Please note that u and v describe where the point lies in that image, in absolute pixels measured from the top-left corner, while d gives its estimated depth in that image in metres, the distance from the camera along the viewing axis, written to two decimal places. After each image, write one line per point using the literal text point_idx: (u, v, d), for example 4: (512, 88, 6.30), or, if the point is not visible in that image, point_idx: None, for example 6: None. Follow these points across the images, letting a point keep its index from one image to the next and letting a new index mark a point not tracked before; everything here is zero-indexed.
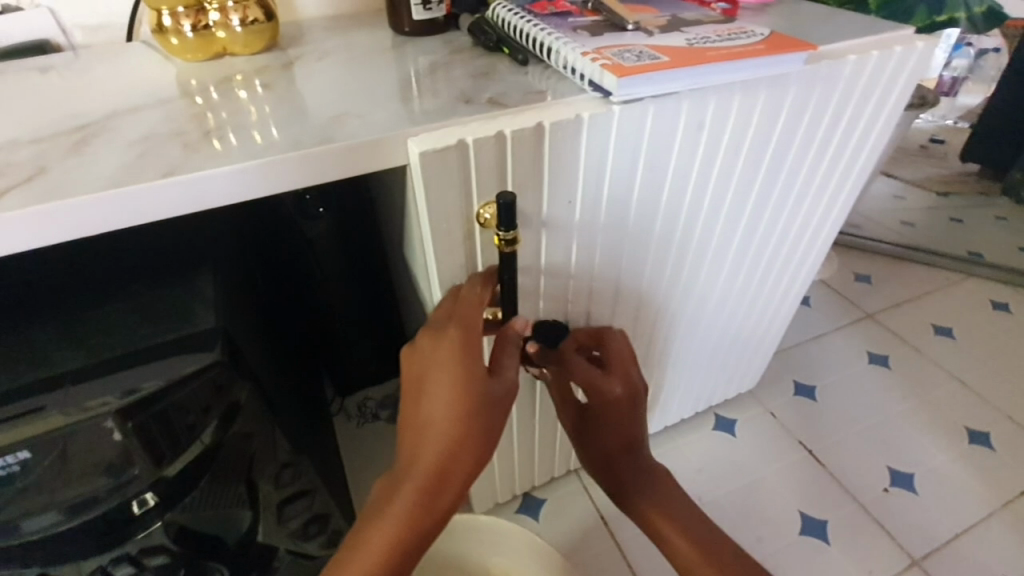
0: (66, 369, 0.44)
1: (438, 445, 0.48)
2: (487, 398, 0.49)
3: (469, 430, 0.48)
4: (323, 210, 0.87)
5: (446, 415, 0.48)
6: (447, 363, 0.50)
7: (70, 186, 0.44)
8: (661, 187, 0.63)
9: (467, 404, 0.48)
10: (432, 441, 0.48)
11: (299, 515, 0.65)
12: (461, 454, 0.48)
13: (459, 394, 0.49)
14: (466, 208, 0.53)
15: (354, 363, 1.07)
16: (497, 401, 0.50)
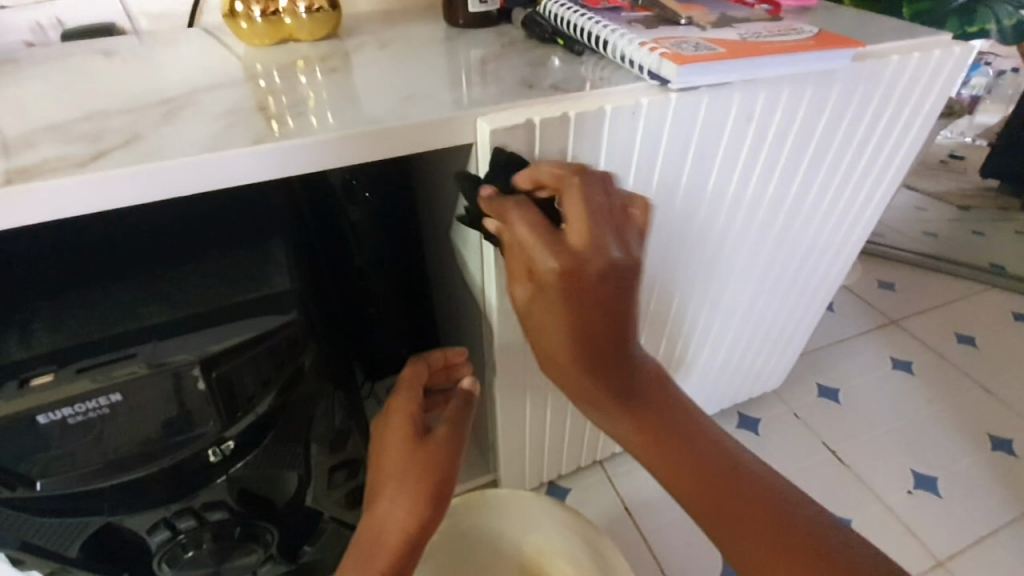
0: (151, 322, 0.46)
1: (378, 503, 0.51)
2: (421, 453, 0.53)
3: (405, 483, 0.51)
4: (368, 195, 0.90)
5: (383, 472, 0.52)
6: (392, 425, 0.56)
7: (168, 148, 0.48)
8: (708, 175, 0.65)
9: (403, 459, 0.52)
10: (386, 492, 0.51)
11: (347, 483, 0.65)
12: (400, 503, 0.50)
13: (406, 446, 0.53)
14: None
15: (387, 347, 1.10)
16: (435, 452, 0.53)
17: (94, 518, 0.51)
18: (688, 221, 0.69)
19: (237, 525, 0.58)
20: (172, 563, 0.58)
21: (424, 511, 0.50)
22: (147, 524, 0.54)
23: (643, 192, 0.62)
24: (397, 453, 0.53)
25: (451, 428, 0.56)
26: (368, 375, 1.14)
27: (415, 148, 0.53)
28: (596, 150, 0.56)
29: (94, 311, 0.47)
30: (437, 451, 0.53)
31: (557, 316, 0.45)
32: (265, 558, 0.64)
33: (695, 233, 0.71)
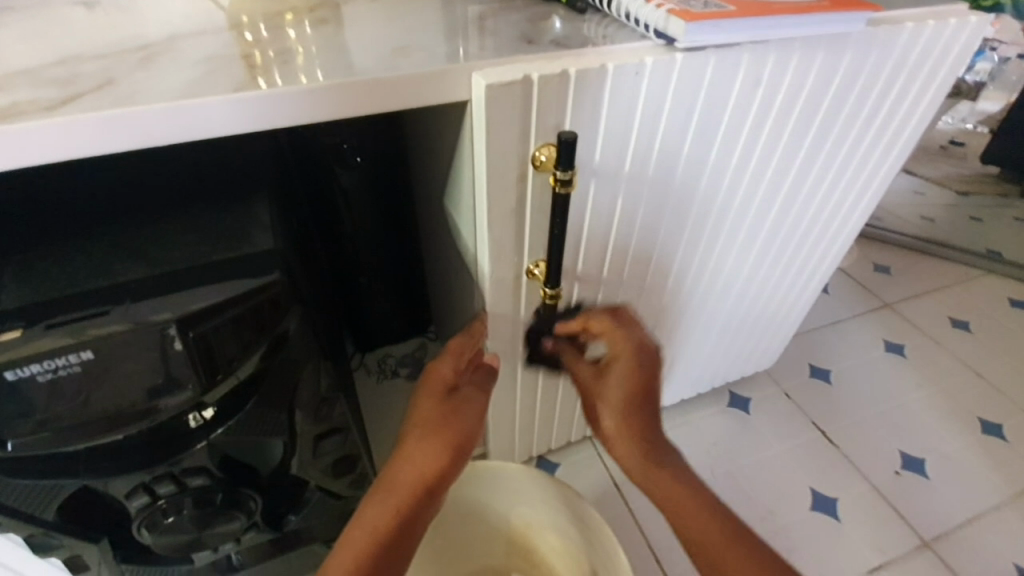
0: (124, 279, 0.44)
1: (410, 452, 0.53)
2: (457, 418, 0.56)
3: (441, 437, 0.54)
4: (360, 159, 0.87)
5: (422, 422, 0.55)
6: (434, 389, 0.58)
7: (144, 94, 0.45)
8: (712, 143, 0.63)
9: (443, 416, 0.56)
10: (410, 440, 0.53)
11: (333, 453, 0.63)
12: (429, 452, 0.52)
13: (437, 402, 0.57)
14: (523, 148, 0.53)
15: (378, 318, 1.09)
16: (467, 416, 0.57)
17: (68, 481, 0.49)
18: (689, 192, 0.67)
19: (219, 491, 0.57)
20: (152, 528, 0.57)
21: (447, 459, 0.53)
22: (125, 489, 0.52)
23: (643, 159, 0.60)
24: (435, 409, 0.56)
25: (475, 392, 0.61)
26: (358, 346, 1.13)
27: (406, 104, 0.50)
28: (595, 113, 0.53)
29: (68, 266, 0.45)
30: (464, 410, 0.58)
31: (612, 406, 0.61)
32: (249, 525, 0.63)
33: (696, 205, 0.69)
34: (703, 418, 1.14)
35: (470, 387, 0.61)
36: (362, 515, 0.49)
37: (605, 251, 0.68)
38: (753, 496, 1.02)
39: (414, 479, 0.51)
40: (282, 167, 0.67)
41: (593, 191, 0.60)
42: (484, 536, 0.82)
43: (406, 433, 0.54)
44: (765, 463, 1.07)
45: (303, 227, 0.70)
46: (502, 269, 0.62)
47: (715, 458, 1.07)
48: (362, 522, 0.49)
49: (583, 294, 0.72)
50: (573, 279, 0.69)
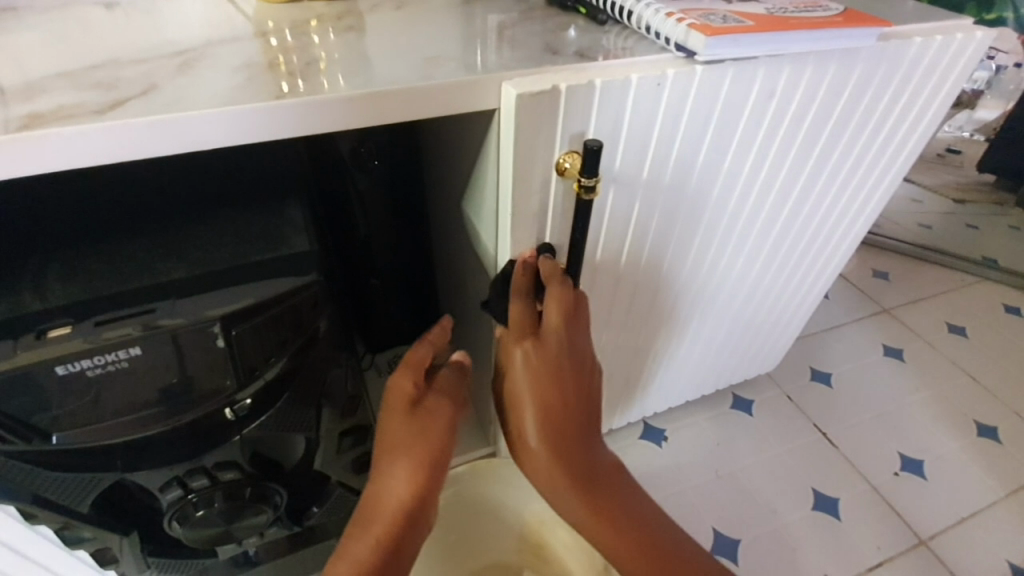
0: (171, 279, 0.46)
1: (393, 481, 0.51)
2: (425, 433, 0.53)
3: (418, 463, 0.52)
4: (377, 162, 0.88)
5: (398, 444, 0.52)
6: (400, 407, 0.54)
7: (189, 100, 0.46)
8: (726, 153, 0.65)
9: (416, 438, 0.53)
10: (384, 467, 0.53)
11: (355, 449, 0.65)
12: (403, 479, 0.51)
13: (402, 419, 0.54)
14: (548, 155, 0.55)
15: (389, 318, 1.10)
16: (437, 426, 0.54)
17: (106, 473, 0.51)
18: (702, 199, 0.69)
19: (248, 485, 0.58)
20: (182, 521, 0.58)
21: (423, 482, 0.52)
22: (159, 483, 0.54)
23: (660, 167, 0.62)
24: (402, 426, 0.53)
25: (444, 395, 0.56)
26: (369, 347, 1.14)
27: (436, 111, 0.52)
28: (617, 122, 0.55)
29: (114, 264, 0.47)
30: (430, 420, 0.54)
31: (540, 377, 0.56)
32: (273, 520, 0.64)
33: (708, 211, 0.72)
34: (706, 419, 1.16)
35: (436, 395, 0.56)
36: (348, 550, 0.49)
37: (620, 255, 0.70)
38: (756, 494, 1.04)
39: (390, 508, 0.51)
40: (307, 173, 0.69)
41: (612, 196, 0.62)
42: (494, 532, 0.84)
43: (379, 463, 0.53)
44: (767, 463, 1.09)
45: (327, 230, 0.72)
46: None
47: (719, 458, 1.09)
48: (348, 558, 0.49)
49: (597, 297, 0.74)
50: (588, 283, 0.71)
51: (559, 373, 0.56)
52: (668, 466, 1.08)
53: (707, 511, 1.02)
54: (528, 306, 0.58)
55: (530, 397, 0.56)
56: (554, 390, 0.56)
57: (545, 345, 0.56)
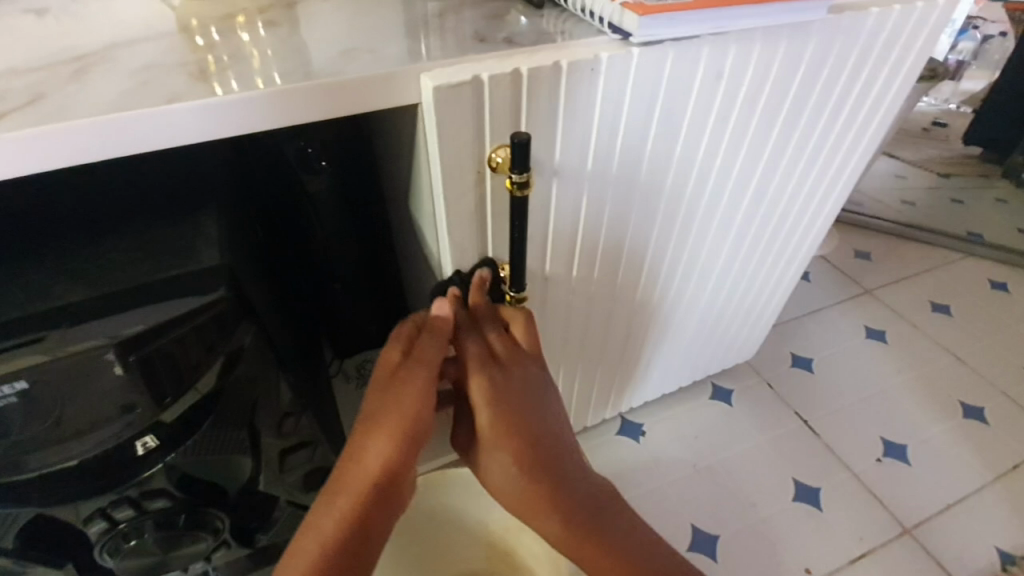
0: (64, 304, 0.42)
1: (378, 453, 0.50)
2: (414, 415, 0.52)
3: (405, 433, 0.51)
4: (325, 164, 0.84)
5: (405, 409, 0.51)
6: (409, 391, 0.52)
7: (75, 109, 0.43)
8: (677, 138, 0.62)
9: (408, 421, 0.51)
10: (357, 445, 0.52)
11: (300, 465, 0.64)
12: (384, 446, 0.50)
13: (380, 390, 0.53)
14: (477, 150, 0.51)
15: (355, 322, 1.08)
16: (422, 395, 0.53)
17: (20, 509, 0.48)
18: (656, 189, 0.66)
19: (182, 513, 0.55)
20: (114, 554, 0.56)
21: (396, 457, 0.50)
22: (81, 517, 0.51)
23: (605, 157, 0.59)
24: (407, 397, 0.52)
25: (424, 368, 0.53)
26: (337, 353, 1.13)
27: (351, 108, 0.49)
28: (551, 111, 0.52)
29: (4, 291, 0.43)
30: (405, 392, 0.52)
31: (502, 407, 0.54)
32: (217, 544, 0.62)
33: (664, 201, 0.68)
34: (685, 412, 1.13)
35: (413, 364, 0.53)
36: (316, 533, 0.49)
37: (572, 252, 0.67)
38: (735, 487, 1.02)
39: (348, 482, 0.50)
40: (241, 180, 0.65)
41: (555, 191, 0.59)
42: (460, 540, 0.82)
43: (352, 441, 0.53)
44: (747, 455, 1.07)
45: (266, 237, 0.69)
46: (466, 275, 0.62)
47: (698, 451, 1.07)
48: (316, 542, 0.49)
49: (553, 295, 0.71)
50: (541, 282, 0.68)
51: (524, 386, 0.55)
52: (645, 461, 1.06)
53: (685, 507, 1.00)
54: (499, 334, 0.57)
55: (500, 427, 0.54)
56: (522, 418, 0.54)
57: (503, 366, 0.55)
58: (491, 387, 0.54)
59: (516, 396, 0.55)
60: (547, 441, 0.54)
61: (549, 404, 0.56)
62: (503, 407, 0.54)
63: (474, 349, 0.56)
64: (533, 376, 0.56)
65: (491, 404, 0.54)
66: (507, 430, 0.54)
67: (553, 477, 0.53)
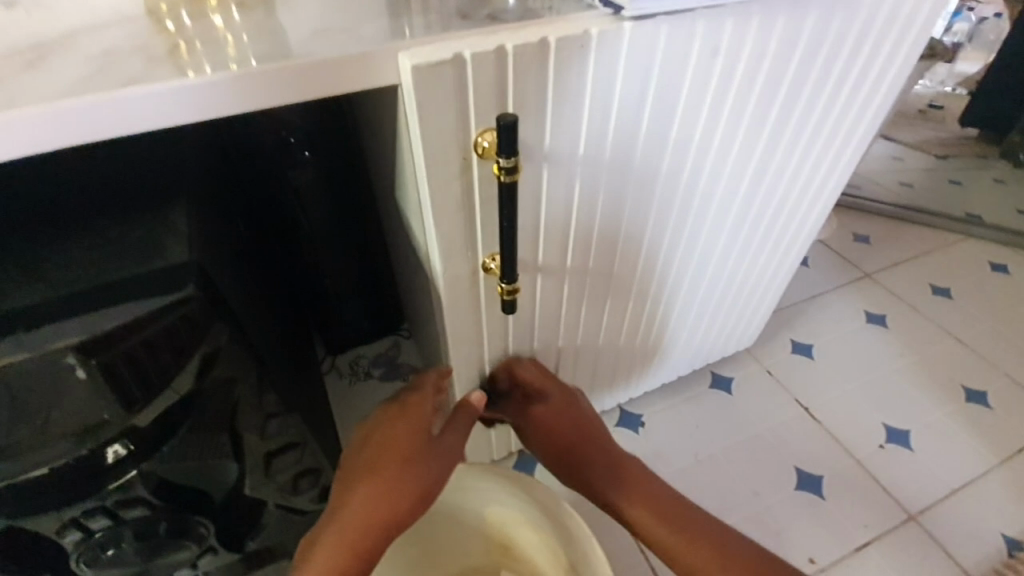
0: (22, 304, 0.40)
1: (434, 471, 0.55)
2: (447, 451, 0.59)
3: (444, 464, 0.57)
4: (309, 154, 0.81)
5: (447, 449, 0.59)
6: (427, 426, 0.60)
7: (25, 98, 0.40)
8: (673, 120, 0.59)
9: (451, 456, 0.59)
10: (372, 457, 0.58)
11: (288, 468, 0.61)
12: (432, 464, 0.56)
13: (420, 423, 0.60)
14: (462, 134, 0.49)
15: (347, 317, 1.05)
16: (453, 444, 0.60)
17: None
18: (652, 173, 0.64)
19: (162, 520, 0.53)
20: (92, 563, 0.53)
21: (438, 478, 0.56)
22: (53, 528, 0.48)
23: (597, 139, 0.56)
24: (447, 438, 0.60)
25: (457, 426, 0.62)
26: (329, 349, 1.11)
27: (327, 91, 0.46)
28: (539, 92, 0.49)
29: None
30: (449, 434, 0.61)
31: (558, 418, 0.71)
32: (204, 551, 0.59)
33: (661, 186, 0.66)
34: (685, 401, 1.12)
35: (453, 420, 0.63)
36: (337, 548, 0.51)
37: (565, 240, 0.65)
38: (737, 476, 1.01)
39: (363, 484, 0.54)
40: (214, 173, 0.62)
41: (546, 177, 0.56)
42: (461, 532, 0.80)
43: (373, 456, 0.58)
44: (748, 444, 1.05)
45: (245, 232, 0.66)
46: (454, 267, 0.59)
47: (699, 441, 1.05)
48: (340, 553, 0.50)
49: (547, 286, 0.69)
50: (534, 272, 0.66)
51: (580, 415, 0.72)
52: (645, 453, 1.04)
53: (685, 498, 0.98)
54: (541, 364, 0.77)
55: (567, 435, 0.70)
56: (573, 429, 0.70)
57: (545, 396, 0.73)
58: (543, 415, 0.72)
59: (563, 415, 0.71)
60: (596, 443, 0.69)
61: (600, 439, 0.69)
62: (569, 423, 0.71)
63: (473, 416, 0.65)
64: (574, 413, 0.72)
65: (544, 419, 0.72)
66: (562, 441, 0.70)
67: (613, 477, 0.66)
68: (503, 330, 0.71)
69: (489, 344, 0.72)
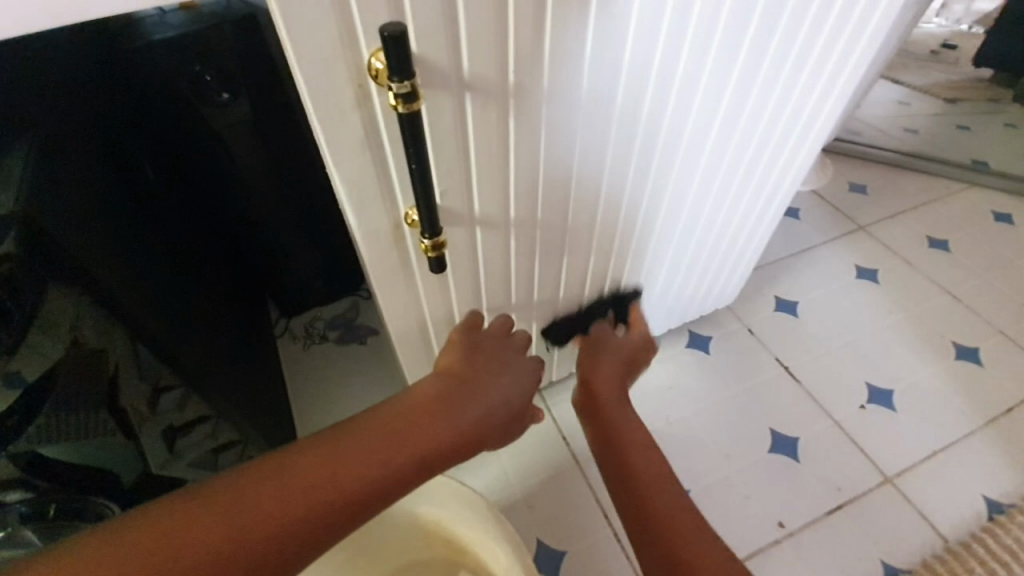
0: None
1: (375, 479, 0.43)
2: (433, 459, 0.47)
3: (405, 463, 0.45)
4: (228, 96, 0.72)
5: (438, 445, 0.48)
6: (439, 424, 0.50)
7: None
8: (624, 42, 0.51)
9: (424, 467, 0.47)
10: (424, 442, 0.47)
11: (198, 442, 0.62)
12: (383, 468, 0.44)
13: (418, 428, 0.48)
14: (351, 54, 0.40)
15: (296, 276, 0.99)
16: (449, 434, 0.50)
17: None
18: (603, 108, 0.55)
19: (54, 507, 0.46)
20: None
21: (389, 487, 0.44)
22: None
23: (529, 63, 0.47)
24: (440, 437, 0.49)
25: (467, 426, 0.52)
26: (281, 312, 1.06)
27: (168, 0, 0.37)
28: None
29: None
30: (436, 427, 0.49)
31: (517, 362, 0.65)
32: None
33: (615, 125, 0.58)
34: (658, 361, 1.06)
35: (458, 404, 0.53)
36: (239, 500, 0.38)
37: (503, 187, 0.57)
38: (708, 439, 0.96)
39: (360, 497, 0.42)
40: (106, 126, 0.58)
41: (470, 111, 0.48)
42: (397, 530, 0.76)
43: (417, 424, 0.48)
44: (723, 405, 1.00)
45: (142, 193, 0.61)
46: (371, 220, 0.52)
47: (670, 402, 1.01)
48: (240, 519, 0.37)
49: (488, 239, 0.61)
50: (470, 225, 0.59)
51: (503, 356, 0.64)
52: None
53: None
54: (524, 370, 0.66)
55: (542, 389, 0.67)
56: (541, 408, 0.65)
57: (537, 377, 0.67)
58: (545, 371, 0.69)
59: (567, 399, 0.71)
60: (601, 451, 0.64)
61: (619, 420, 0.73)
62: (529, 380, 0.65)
63: (479, 408, 0.55)
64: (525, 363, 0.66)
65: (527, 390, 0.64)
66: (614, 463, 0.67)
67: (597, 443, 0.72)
68: (442, 289, 0.64)
69: (428, 305, 0.65)
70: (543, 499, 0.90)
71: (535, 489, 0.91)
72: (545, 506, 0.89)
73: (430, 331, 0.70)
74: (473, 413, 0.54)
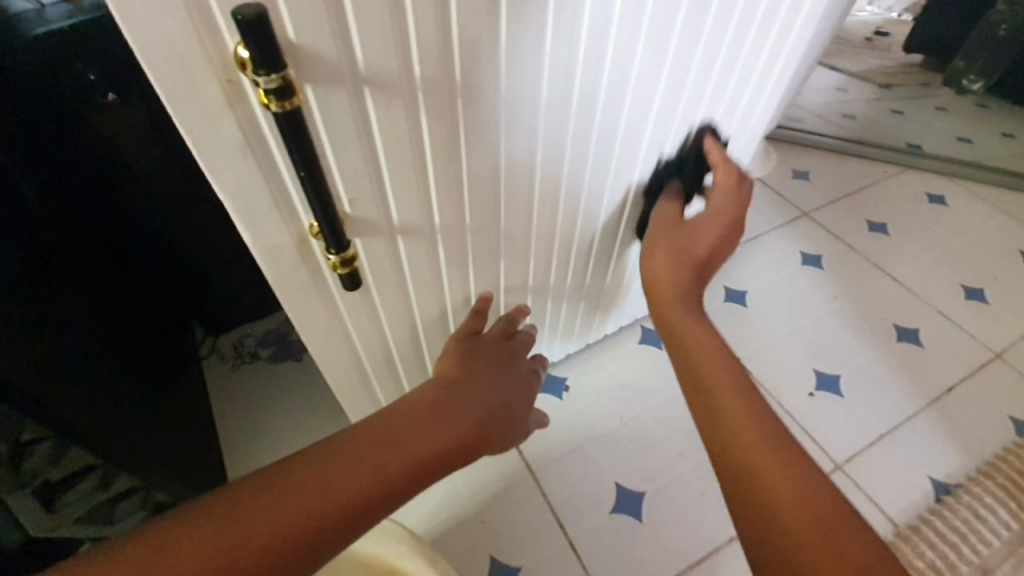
0: None
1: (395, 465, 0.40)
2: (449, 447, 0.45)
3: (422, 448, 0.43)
4: (117, 97, 0.65)
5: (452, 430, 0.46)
6: (454, 409, 0.48)
7: None
8: (544, 30, 0.46)
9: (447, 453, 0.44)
10: (438, 428, 0.45)
11: (81, 497, 0.54)
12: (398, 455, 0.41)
13: (431, 413, 0.46)
14: (211, 45, 0.34)
15: (220, 290, 0.92)
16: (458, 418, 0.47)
17: None
18: (527, 102, 0.51)
19: None
20: None
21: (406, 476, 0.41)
22: None
23: (437, 54, 0.42)
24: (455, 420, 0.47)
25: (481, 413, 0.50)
26: (207, 330, 0.98)
27: None
28: None
29: None
30: (451, 414, 0.47)
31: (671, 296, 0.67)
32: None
33: (542, 120, 0.53)
34: (611, 360, 1.04)
35: (466, 390, 0.51)
36: (241, 507, 0.34)
37: (423, 192, 0.52)
38: (663, 437, 0.94)
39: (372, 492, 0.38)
40: None
41: (372, 109, 0.43)
42: (339, 560, 0.72)
43: (424, 414, 0.45)
44: (677, 400, 0.99)
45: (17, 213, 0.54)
46: (269, 235, 0.46)
47: (623, 401, 0.99)
48: (247, 524, 0.33)
49: (413, 248, 0.56)
50: (390, 235, 0.53)
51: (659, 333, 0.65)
52: (568, 418, 0.96)
53: (608, 463, 0.91)
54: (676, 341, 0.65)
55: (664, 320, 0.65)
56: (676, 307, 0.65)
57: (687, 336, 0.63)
58: None
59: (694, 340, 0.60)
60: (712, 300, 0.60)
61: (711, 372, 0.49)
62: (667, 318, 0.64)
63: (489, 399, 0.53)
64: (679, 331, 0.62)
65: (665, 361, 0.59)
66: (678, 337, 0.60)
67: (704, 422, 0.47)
68: (367, 305, 0.59)
69: (352, 323, 0.60)
70: (496, 513, 0.86)
71: (486, 503, 0.87)
72: (499, 520, 0.86)
73: (359, 349, 0.64)
74: (482, 401, 0.52)
